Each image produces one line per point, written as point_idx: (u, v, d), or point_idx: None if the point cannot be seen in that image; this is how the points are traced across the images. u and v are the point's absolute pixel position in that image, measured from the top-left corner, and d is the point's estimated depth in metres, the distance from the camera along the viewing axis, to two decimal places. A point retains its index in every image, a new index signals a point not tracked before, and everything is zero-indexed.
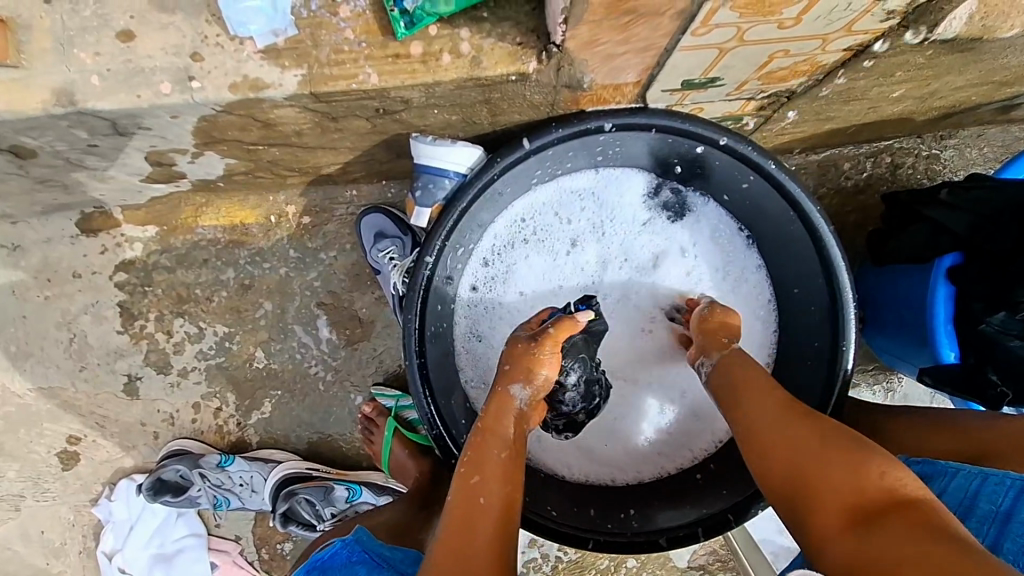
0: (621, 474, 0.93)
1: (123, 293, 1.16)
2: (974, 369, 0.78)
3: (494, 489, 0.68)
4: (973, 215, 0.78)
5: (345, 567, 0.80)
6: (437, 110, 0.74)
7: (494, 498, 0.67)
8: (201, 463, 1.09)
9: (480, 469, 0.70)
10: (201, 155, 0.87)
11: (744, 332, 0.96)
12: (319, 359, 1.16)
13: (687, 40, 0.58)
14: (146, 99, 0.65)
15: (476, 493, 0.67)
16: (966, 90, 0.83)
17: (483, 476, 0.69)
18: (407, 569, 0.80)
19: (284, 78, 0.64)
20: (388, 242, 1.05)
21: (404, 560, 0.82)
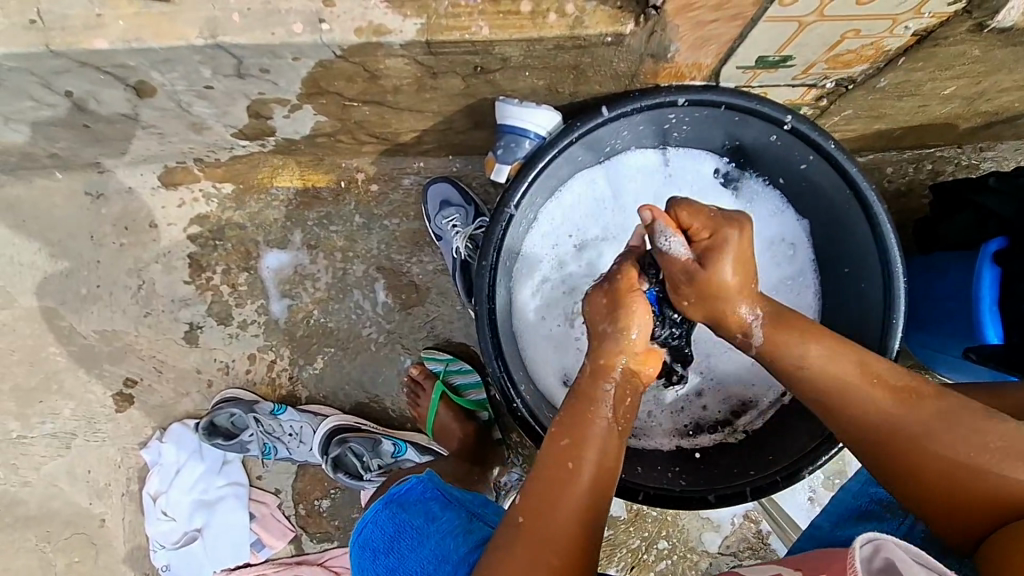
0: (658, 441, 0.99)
1: (194, 246, 1.23)
2: (1020, 347, 0.81)
3: (586, 455, 0.67)
4: (1014, 199, 0.84)
5: (421, 502, 0.80)
6: (528, 73, 0.82)
7: (586, 463, 0.66)
8: (255, 409, 1.13)
9: (573, 434, 0.68)
10: (299, 108, 0.95)
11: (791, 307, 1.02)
12: (374, 321, 1.21)
13: (775, 9, 0.65)
14: (279, 37, 0.73)
15: (563, 459, 0.67)
16: (1011, 94, 0.90)
17: (571, 440, 0.68)
18: (478, 511, 0.79)
19: (404, 26, 0.72)
20: (453, 210, 1.12)
21: (476, 501, 0.81)
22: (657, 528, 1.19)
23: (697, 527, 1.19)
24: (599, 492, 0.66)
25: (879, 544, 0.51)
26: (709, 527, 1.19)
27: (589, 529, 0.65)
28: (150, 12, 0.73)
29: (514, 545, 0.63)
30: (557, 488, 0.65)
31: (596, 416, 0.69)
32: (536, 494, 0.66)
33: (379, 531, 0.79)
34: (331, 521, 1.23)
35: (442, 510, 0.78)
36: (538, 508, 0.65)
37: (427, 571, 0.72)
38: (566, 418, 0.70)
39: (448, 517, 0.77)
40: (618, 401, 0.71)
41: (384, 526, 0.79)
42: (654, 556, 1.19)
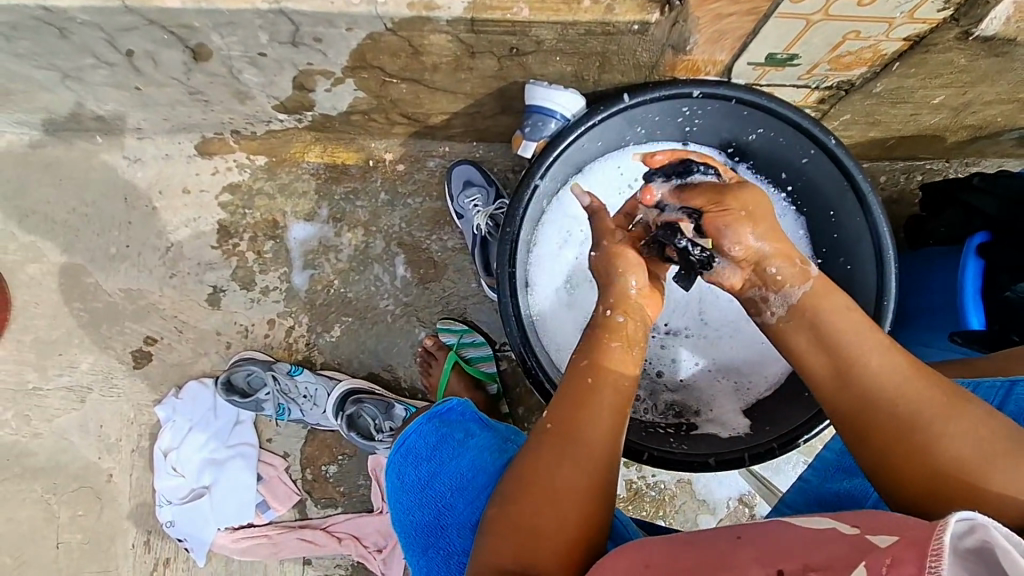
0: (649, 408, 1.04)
1: (224, 213, 1.29)
2: (1000, 333, 0.87)
3: (605, 375, 0.73)
4: (1000, 198, 0.91)
5: (461, 423, 0.86)
6: (559, 57, 0.90)
7: (603, 383, 0.72)
8: (273, 368, 1.18)
9: (592, 355, 0.75)
10: (341, 82, 1.02)
11: None
12: (391, 293, 1.26)
13: (786, 6, 0.73)
14: (337, 7, 0.80)
15: (583, 376, 0.73)
16: (994, 107, 0.99)
17: (590, 361, 0.73)
18: (511, 436, 0.86)
19: (452, 3, 0.80)
20: (475, 190, 1.19)
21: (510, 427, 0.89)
22: (653, 508, 1.23)
23: (693, 509, 1.23)
24: (616, 413, 0.71)
25: (976, 524, 0.42)
26: (705, 509, 1.23)
27: (614, 442, 0.70)
28: None
29: (542, 451, 0.68)
30: (584, 402, 0.70)
31: (610, 339, 0.76)
32: (563, 406, 0.71)
33: (420, 446, 0.86)
34: (337, 487, 1.26)
35: (481, 430, 0.86)
36: (564, 420, 0.70)
37: (467, 478, 0.82)
38: (586, 343, 0.76)
39: (486, 436, 0.85)
40: (632, 334, 0.77)
41: (425, 441, 0.86)
42: None
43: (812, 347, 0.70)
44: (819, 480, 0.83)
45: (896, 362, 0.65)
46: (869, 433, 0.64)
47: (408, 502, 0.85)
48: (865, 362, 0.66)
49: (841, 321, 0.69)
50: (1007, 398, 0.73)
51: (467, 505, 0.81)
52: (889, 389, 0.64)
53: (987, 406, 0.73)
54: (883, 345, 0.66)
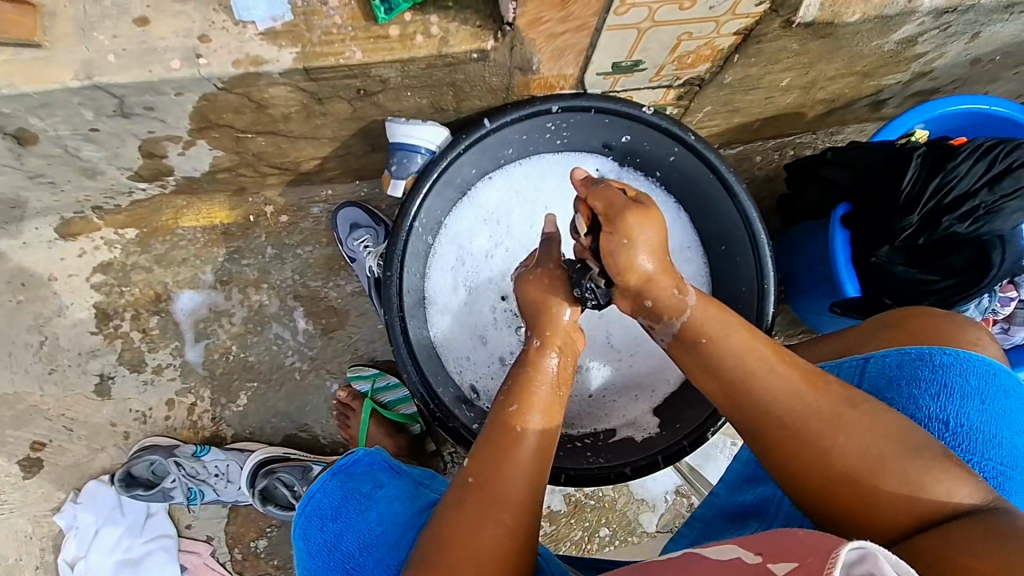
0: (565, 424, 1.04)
1: (99, 295, 1.19)
2: (874, 298, 0.93)
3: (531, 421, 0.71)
4: (852, 169, 0.94)
5: (368, 472, 0.81)
6: (410, 92, 0.88)
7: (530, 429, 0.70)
8: (176, 453, 1.11)
9: (521, 400, 0.73)
10: (193, 144, 0.97)
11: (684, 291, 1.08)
12: (296, 350, 1.21)
13: (612, 19, 0.74)
14: (156, 74, 0.75)
15: (510, 423, 0.71)
16: (837, 82, 1.04)
17: (519, 405, 0.72)
18: (426, 480, 0.81)
19: (280, 55, 0.76)
20: (363, 231, 1.15)
21: (425, 472, 0.83)
22: (596, 516, 1.23)
23: (634, 509, 1.24)
24: (539, 460, 0.70)
25: (867, 552, 0.42)
26: (645, 507, 1.24)
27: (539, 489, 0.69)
28: (20, 58, 0.74)
29: (464, 506, 0.66)
30: (506, 451, 0.68)
31: (539, 381, 0.75)
32: (483, 457, 0.69)
33: (326, 502, 0.80)
34: (270, 561, 1.20)
35: (389, 479, 0.80)
36: (484, 473, 0.68)
37: (375, 533, 0.75)
38: (515, 386, 0.75)
39: (396, 484, 0.79)
40: (560, 374, 0.77)
41: (331, 497, 0.80)
42: (598, 544, 1.23)
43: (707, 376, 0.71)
44: (728, 491, 0.85)
45: (789, 373, 0.66)
46: (772, 446, 0.66)
47: (314, 566, 0.77)
48: (757, 383, 0.67)
49: (725, 343, 0.69)
50: (863, 375, 0.76)
51: (376, 563, 0.73)
52: (781, 406, 0.65)
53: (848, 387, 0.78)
54: (767, 358, 0.67)
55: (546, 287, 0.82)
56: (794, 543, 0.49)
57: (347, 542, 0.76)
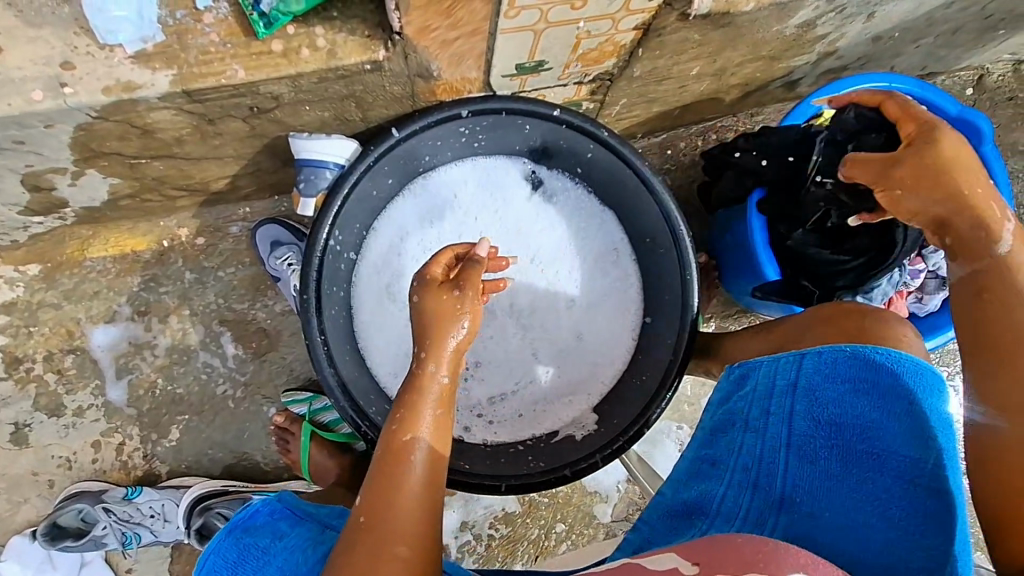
0: (505, 428, 1.04)
1: (4, 338, 1.12)
2: (792, 280, 0.97)
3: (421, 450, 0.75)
4: (763, 154, 0.94)
5: (269, 522, 0.78)
6: (308, 106, 0.84)
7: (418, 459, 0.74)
8: (104, 498, 1.05)
9: (410, 429, 0.75)
10: (82, 174, 0.90)
11: (616, 286, 1.08)
12: (227, 376, 1.16)
13: (504, 23, 0.72)
14: (18, 107, 0.69)
15: (401, 455, 0.74)
16: (747, 66, 1.04)
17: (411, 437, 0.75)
18: (332, 521, 0.78)
19: (155, 79, 0.71)
20: (285, 249, 1.11)
21: (330, 513, 0.80)
22: (551, 513, 1.24)
23: (588, 502, 1.25)
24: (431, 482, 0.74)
25: None
26: (599, 499, 1.25)
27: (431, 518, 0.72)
28: None
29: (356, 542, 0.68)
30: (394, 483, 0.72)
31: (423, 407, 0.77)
32: (375, 490, 0.72)
33: (223, 561, 0.76)
34: None
35: (292, 528, 0.77)
36: (379, 504, 0.71)
37: None
38: (403, 415, 0.77)
39: (298, 531, 0.76)
40: (446, 395, 0.78)
41: (229, 555, 0.76)
42: (555, 540, 1.24)
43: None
44: (673, 489, 0.80)
45: None
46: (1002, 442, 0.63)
47: None
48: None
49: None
50: (801, 370, 0.76)
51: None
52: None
53: (785, 381, 0.77)
54: None
55: (448, 302, 0.78)
56: (736, 558, 0.46)
57: None
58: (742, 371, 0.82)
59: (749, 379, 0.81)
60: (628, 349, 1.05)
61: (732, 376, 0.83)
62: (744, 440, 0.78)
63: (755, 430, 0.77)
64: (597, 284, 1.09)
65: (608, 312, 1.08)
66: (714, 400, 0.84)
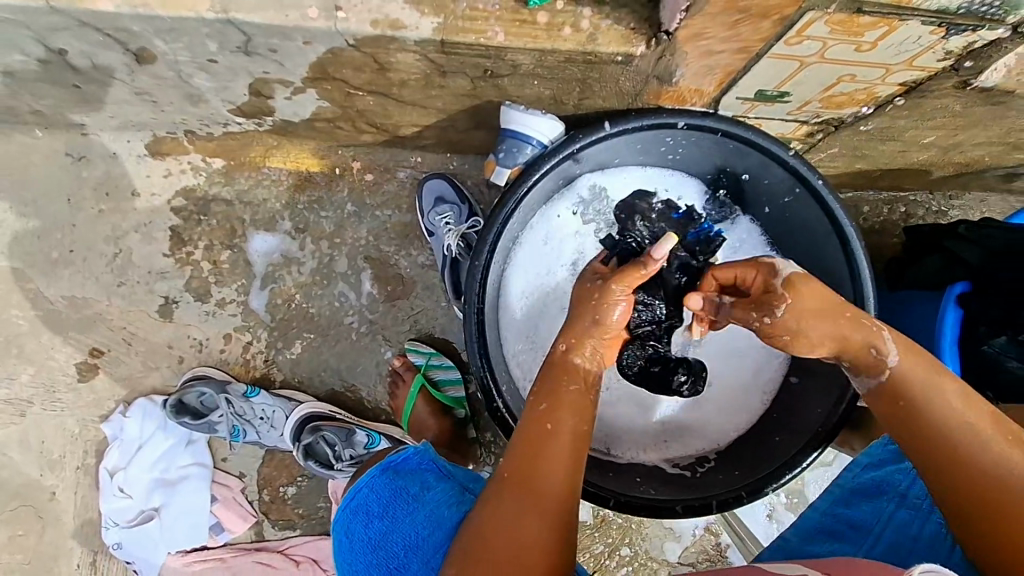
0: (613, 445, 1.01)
1: (177, 218, 1.20)
2: (974, 387, 0.87)
3: (564, 420, 0.67)
4: (982, 247, 0.89)
5: (417, 470, 0.84)
6: (536, 81, 0.83)
7: (563, 427, 0.67)
8: (227, 390, 1.12)
9: (551, 400, 0.69)
10: (302, 91, 0.94)
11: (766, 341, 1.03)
12: (357, 310, 1.20)
13: (779, 48, 0.68)
14: (293, 20, 0.73)
15: (541, 423, 0.67)
16: (982, 148, 0.96)
17: (552, 405, 0.69)
18: (470, 486, 0.81)
19: (421, 23, 0.73)
20: (447, 207, 1.13)
21: (469, 476, 0.84)
22: (620, 535, 1.22)
23: (660, 537, 1.22)
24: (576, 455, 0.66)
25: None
26: (671, 537, 1.22)
27: (576, 501, 0.63)
28: None
29: (505, 502, 0.61)
30: (537, 446, 0.65)
31: (566, 386, 0.71)
32: (517, 452, 0.65)
33: (375, 495, 0.83)
34: (295, 508, 1.22)
35: (437, 482, 0.81)
36: (522, 465, 0.63)
37: (421, 536, 0.75)
38: (542, 389, 0.71)
39: (441, 487, 0.80)
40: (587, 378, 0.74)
41: (381, 491, 0.83)
42: (616, 562, 1.22)
43: (873, 396, 0.66)
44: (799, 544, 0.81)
45: None
46: None
47: (362, 562, 0.79)
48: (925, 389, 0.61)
49: None
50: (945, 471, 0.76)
51: (421, 564, 0.73)
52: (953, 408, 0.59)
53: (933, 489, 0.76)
54: None
55: (594, 291, 0.79)
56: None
57: (392, 542, 0.77)
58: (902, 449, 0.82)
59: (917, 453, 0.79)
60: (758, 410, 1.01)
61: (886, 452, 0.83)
62: (897, 513, 0.76)
63: (912, 507, 0.75)
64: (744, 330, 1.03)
65: (751, 368, 1.03)
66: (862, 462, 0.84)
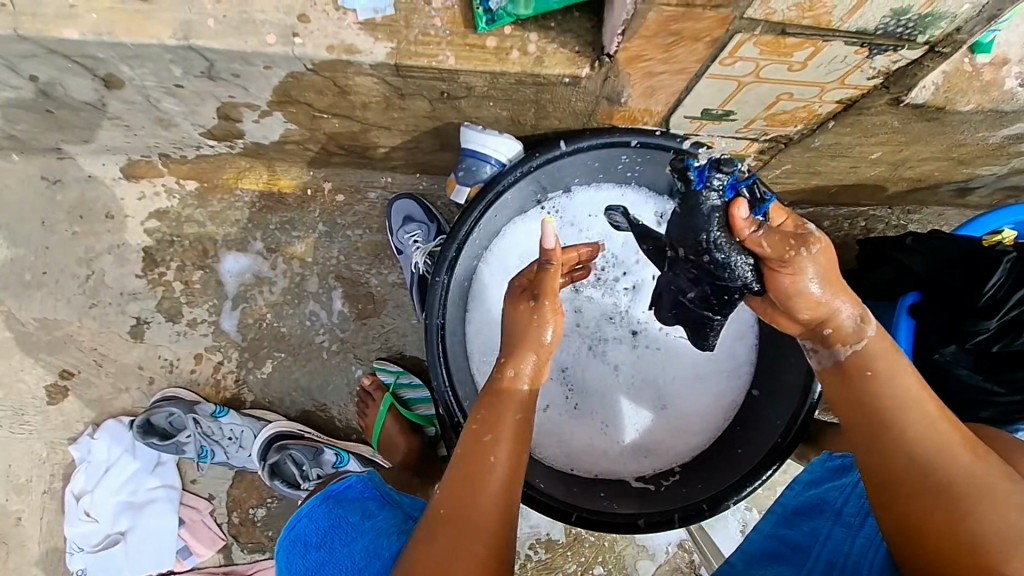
0: (574, 460, 1.02)
1: (150, 240, 1.21)
2: (928, 395, 0.90)
3: (504, 452, 0.70)
4: (929, 257, 0.90)
5: (359, 500, 0.85)
6: (492, 103, 0.86)
7: (502, 460, 0.69)
8: (196, 410, 1.12)
9: (494, 429, 0.71)
10: (269, 115, 0.97)
11: (730, 360, 1.03)
12: (328, 329, 1.22)
13: (716, 68, 0.71)
14: (252, 45, 0.75)
15: (482, 454, 0.69)
16: (930, 163, 0.99)
17: (495, 435, 0.70)
18: (413, 514, 0.83)
19: (375, 47, 0.75)
20: (414, 226, 1.15)
21: (412, 504, 0.86)
22: (593, 553, 1.21)
23: (633, 554, 1.21)
24: (511, 490, 0.69)
25: None
26: (644, 554, 1.21)
27: (507, 535, 0.67)
28: (124, 8, 0.75)
29: (435, 539, 0.64)
30: (475, 482, 0.67)
31: (509, 412, 0.73)
32: (455, 486, 0.68)
33: (314, 526, 0.84)
34: (265, 531, 1.22)
35: (378, 510, 0.83)
36: (459, 502, 0.66)
37: (357, 566, 0.75)
38: (483, 413, 0.73)
39: (383, 514, 0.82)
40: (528, 403, 0.75)
41: (320, 521, 0.84)
42: None
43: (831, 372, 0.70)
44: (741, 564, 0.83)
45: None
46: None
47: None
48: (885, 382, 0.65)
49: None
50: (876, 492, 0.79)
51: None
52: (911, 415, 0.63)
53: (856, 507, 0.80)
54: None
55: (526, 314, 0.76)
56: None
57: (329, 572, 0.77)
58: (841, 463, 0.87)
59: (848, 475, 0.85)
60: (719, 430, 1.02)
61: (833, 465, 0.88)
62: (832, 532, 0.80)
63: (845, 524, 0.79)
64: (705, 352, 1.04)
65: (713, 389, 1.04)
66: (805, 481, 0.90)
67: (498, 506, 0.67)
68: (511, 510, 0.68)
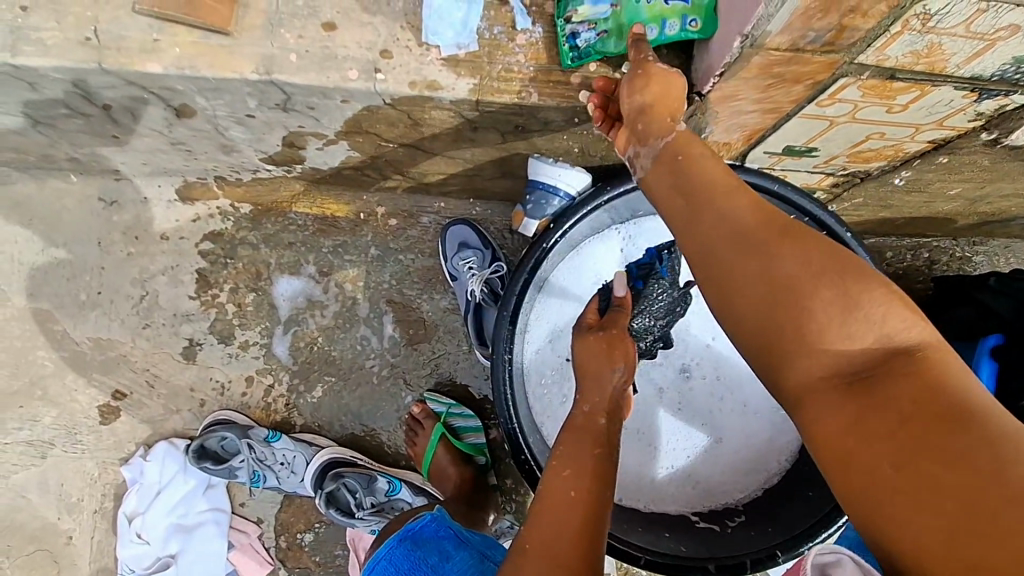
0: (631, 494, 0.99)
1: (204, 262, 1.21)
2: None
3: (588, 483, 0.64)
4: (1017, 300, 0.88)
5: (435, 539, 0.84)
6: (566, 136, 0.85)
7: (586, 490, 0.63)
8: (249, 435, 1.11)
9: (573, 464, 0.67)
10: (334, 143, 0.96)
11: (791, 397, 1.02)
12: (379, 354, 1.21)
13: (810, 109, 0.69)
14: (334, 81, 0.75)
15: (564, 487, 0.64)
16: (1010, 199, 0.96)
17: (573, 468, 0.66)
18: (487, 552, 0.85)
19: (457, 84, 0.75)
20: (470, 252, 1.14)
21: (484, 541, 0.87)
22: None
23: None
24: (599, 517, 0.62)
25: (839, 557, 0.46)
26: None
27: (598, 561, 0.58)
28: (207, 42, 0.75)
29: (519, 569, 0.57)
30: (556, 512, 0.61)
31: (590, 450, 0.68)
32: (538, 519, 0.62)
33: (393, 569, 0.82)
34: (312, 556, 1.21)
35: (455, 551, 0.83)
36: (542, 532, 0.60)
37: None
38: (564, 451, 0.69)
39: (462, 556, 0.82)
40: (610, 439, 0.71)
41: (399, 563, 0.82)
42: None
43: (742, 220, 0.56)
44: None
45: None
46: None
47: None
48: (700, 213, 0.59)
49: None
50: None
51: None
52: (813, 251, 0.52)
53: None
54: None
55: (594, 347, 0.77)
56: None
57: None
58: None
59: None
60: (776, 472, 1.00)
61: None
62: None
63: None
64: (764, 392, 1.03)
65: (772, 427, 1.03)
66: None
67: (584, 534, 0.60)
68: (600, 540, 0.60)
